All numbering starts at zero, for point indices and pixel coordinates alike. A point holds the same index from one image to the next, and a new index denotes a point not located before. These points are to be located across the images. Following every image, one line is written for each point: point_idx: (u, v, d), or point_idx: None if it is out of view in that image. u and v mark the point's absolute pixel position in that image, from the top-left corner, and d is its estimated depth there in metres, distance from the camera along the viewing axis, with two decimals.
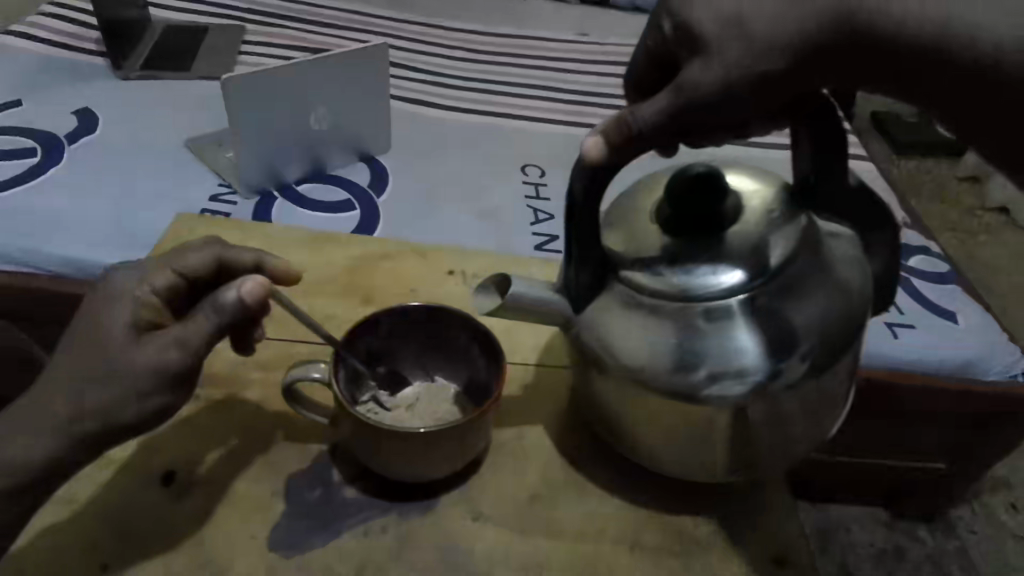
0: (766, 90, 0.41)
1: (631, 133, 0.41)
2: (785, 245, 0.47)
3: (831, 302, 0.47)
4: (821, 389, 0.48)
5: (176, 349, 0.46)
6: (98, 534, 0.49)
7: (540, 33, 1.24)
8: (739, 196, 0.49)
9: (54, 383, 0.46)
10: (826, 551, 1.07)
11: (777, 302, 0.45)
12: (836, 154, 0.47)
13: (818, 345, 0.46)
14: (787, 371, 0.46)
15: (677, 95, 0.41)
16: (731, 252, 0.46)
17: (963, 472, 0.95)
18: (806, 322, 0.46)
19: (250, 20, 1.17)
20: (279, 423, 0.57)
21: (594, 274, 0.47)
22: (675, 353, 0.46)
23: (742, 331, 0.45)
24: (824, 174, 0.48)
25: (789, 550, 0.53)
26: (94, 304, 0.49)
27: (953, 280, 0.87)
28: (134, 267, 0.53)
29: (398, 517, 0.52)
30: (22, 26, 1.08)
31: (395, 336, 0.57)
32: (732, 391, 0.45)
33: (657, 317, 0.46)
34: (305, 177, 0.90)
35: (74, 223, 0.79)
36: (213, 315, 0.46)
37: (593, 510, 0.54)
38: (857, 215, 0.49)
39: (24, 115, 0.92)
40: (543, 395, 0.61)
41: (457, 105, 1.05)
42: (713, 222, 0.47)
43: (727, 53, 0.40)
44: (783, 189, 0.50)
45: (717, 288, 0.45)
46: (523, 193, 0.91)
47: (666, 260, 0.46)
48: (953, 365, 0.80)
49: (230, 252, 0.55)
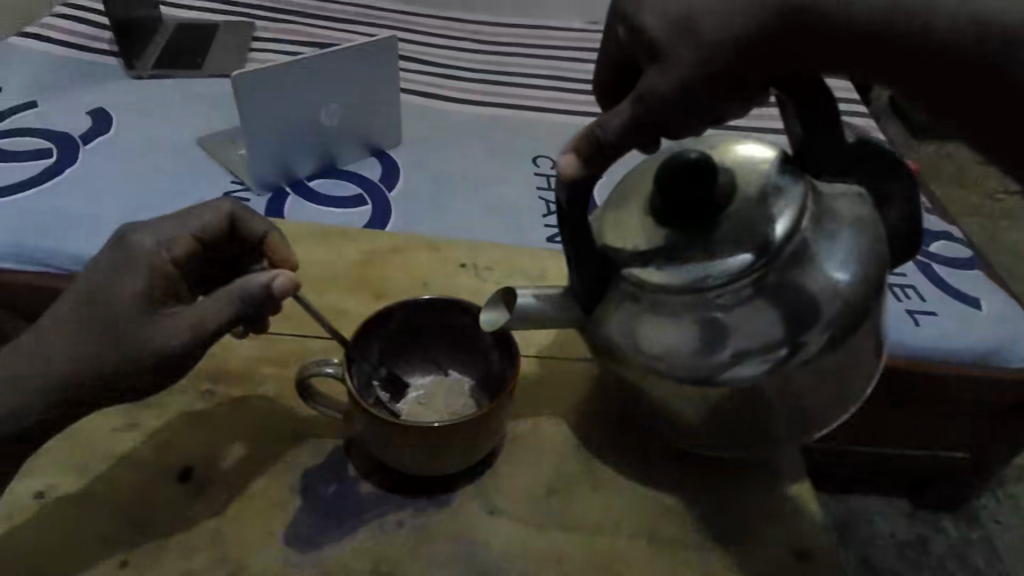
0: (730, 82, 0.41)
1: (603, 143, 0.41)
2: (787, 217, 0.44)
3: (846, 269, 0.44)
4: (845, 359, 0.45)
5: (184, 330, 0.47)
6: (116, 530, 0.49)
7: (551, 23, 1.23)
8: (732, 173, 0.46)
9: (63, 343, 0.48)
10: (848, 543, 1.05)
11: (790, 274, 0.43)
12: (829, 120, 0.44)
13: (841, 309, 0.44)
14: (812, 341, 0.43)
15: (638, 100, 0.41)
16: (719, 238, 0.44)
17: (988, 461, 0.93)
18: (827, 288, 0.44)
19: (261, 16, 1.17)
20: (295, 418, 0.57)
21: (597, 276, 0.46)
22: (699, 334, 0.44)
23: (758, 310, 0.43)
24: (816, 142, 0.44)
25: (810, 543, 0.52)
26: (110, 266, 0.50)
27: (974, 265, 0.85)
28: (153, 225, 0.53)
29: (414, 512, 0.52)
30: (36, 28, 1.09)
31: (395, 331, 0.56)
32: (758, 367, 0.44)
33: (675, 312, 0.44)
34: (316, 172, 0.90)
35: (90, 222, 0.79)
36: (231, 301, 0.47)
37: (610, 504, 0.53)
38: (866, 170, 0.47)
39: (40, 116, 0.93)
40: (557, 388, 0.61)
41: (467, 97, 1.04)
42: (706, 207, 0.45)
43: (681, 59, 0.41)
44: (777, 159, 0.47)
45: (725, 269, 0.43)
46: (535, 185, 0.91)
47: (666, 254, 0.45)
48: (976, 355, 0.78)
49: (242, 215, 0.56)
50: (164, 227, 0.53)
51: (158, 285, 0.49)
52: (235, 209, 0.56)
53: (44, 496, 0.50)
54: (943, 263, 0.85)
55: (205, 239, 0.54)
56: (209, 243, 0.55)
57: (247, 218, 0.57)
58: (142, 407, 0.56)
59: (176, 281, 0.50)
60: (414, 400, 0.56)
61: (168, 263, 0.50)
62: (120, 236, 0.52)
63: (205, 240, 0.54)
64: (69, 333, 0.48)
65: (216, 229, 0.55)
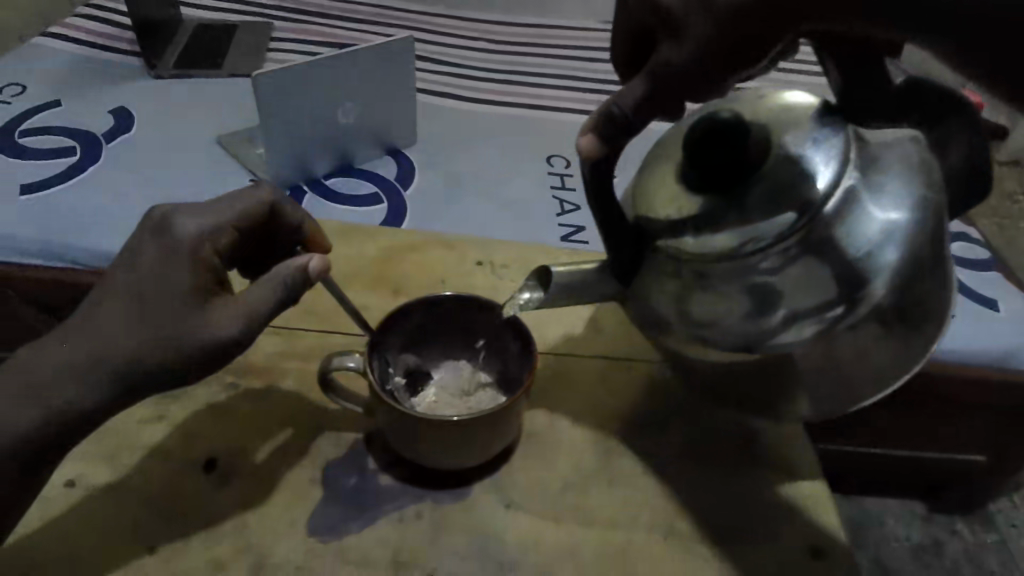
0: (750, 44, 0.41)
1: (620, 121, 0.41)
2: (828, 169, 0.43)
3: (896, 213, 0.43)
4: (911, 305, 0.44)
5: (230, 322, 0.48)
6: (143, 520, 0.50)
7: (565, 23, 1.23)
8: (766, 128, 0.45)
9: (100, 329, 0.47)
10: (861, 546, 1.05)
11: (836, 230, 0.43)
12: (874, 65, 0.43)
13: (900, 261, 0.43)
14: (868, 298, 0.43)
15: (653, 74, 0.41)
16: (754, 202, 0.44)
17: (1006, 462, 0.92)
18: (877, 240, 0.43)
19: (279, 17, 1.19)
20: (316, 412, 0.58)
21: (632, 253, 0.47)
22: (750, 299, 0.44)
23: (808, 271, 0.43)
24: (861, 89, 0.44)
25: (825, 540, 0.52)
26: (152, 257, 0.49)
27: (993, 267, 0.84)
28: (187, 211, 0.53)
29: (433, 504, 0.52)
30: (60, 28, 1.11)
31: (420, 318, 0.57)
32: (809, 330, 0.44)
33: (721, 282, 0.44)
34: (333, 171, 0.91)
35: (113, 219, 0.81)
36: (276, 290, 0.49)
37: (625, 499, 0.54)
38: (918, 111, 0.44)
39: (64, 115, 0.94)
40: (573, 384, 0.61)
41: (482, 96, 1.05)
42: (737, 169, 0.44)
43: (695, 29, 0.41)
44: (819, 106, 0.46)
45: (769, 230, 0.43)
46: (549, 184, 0.91)
47: (702, 221, 0.45)
48: (993, 356, 0.77)
49: (285, 203, 0.58)
50: (202, 215, 0.53)
51: (204, 276, 0.49)
52: (276, 198, 0.57)
53: (75, 485, 0.52)
54: (961, 264, 0.84)
55: (243, 226, 0.56)
56: (247, 229, 0.56)
57: (286, 207, 0.58)
58: (168, 399, 0.57)
59: (218, 270, 0.51)
60: (433, 395, 0.58)
61: (212, 253, 0.51)
62: (158, 220, 0.51)
63: (242, 228, 0.56)
64: (112, 319, 0.47)
65: (255, 217, 0.56)
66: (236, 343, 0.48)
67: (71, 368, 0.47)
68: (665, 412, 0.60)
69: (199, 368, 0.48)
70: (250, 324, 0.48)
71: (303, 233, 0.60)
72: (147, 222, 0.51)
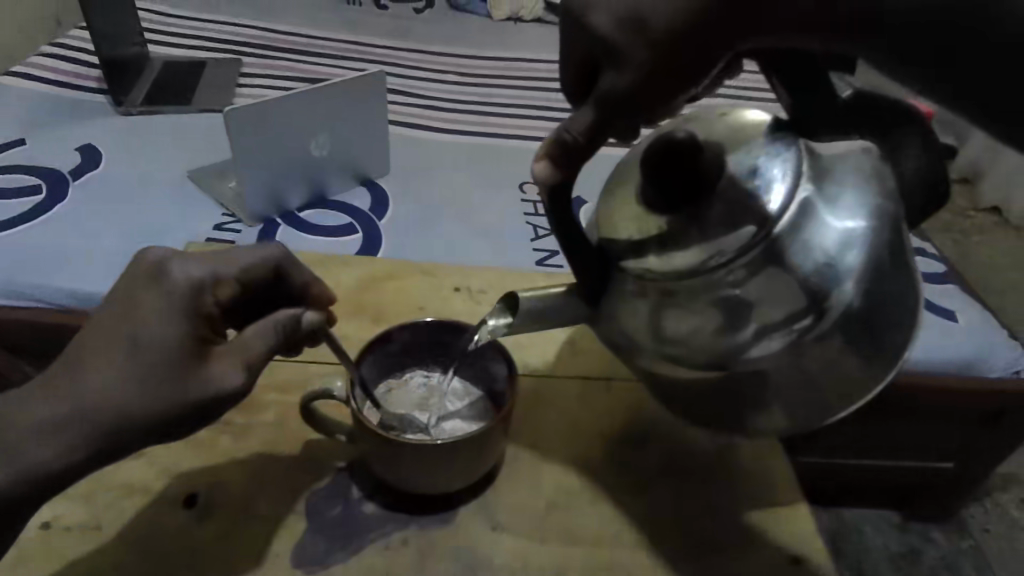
0: (690, 66, 0.43)
1: (570, 148, 0.43)
2: (784, 183, 0.45)
3: (854, 222, 0.45)
4: (874, 313, 0.45)
5: (239, 371, 0.47)
6: (120, 559, 0.49)
7: (533, 55, 1.27)
8: (720, 146, 0.48)
9: (84, 381, 0.45)
10: (842, 555, 1.07)
11: (797, 242, 0.44)
12: (818, 83, 0.47)
13: (860, 271, 0.44)
14: (832, 309, 0.44)
15: (601, 103, 0.43)
16: (713, 220, 0.45)
17: (970, 470, 0.95)
18: (836, 249, 0.44)
19: (249, 53, 1.20)
20: (297, 444, 0.57)
21: (599, 275, 0.48)
22: (721, 314, 0.45)
23: (771, 282, 0.44)
24: (809, 104, 0.47)
25: (803, 549, 0.53)
26: (147, 306, 0.46)
27: (950, 279, 0.88)
28: (180, 259, 0.50)
29: (418, 530, 0.52)
30: (23, 67, 1.10)
31: (401, 340, 0.57)
32: (777, 343, 0.44)
33: (688, 299, 0.45)
34: (307, 203, 0.91)
35: (84, 257, 0.80)
36: (270, 331, 0.48)
37: (608, 516, 0.54)
38: (869, 123, 0.47)
39: (29, 153, 0.93)
40: (553, 406, 0.62)
41: (454, 127, 1.07)
42: (695, 187, 0.46)
43: (635, 58, 0.42)
44: (771, 121, 0.49)
45: (730, 246, 0.44)
46: (522, 210, 0.93)
47: (664, 241, 0.46)
48: (953, 364, 0.81)
49: (288, 261, 0.57)
50: (201, 262, 0.51)
51: (201, 326, 0.47)
52: (282, 254, 0.57)
53: (50, 526, 0.50)
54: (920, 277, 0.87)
55: (246, 279, 0.55)
56: (249, 282, 0.55)
57: (292, 266, 0.58)
58: None
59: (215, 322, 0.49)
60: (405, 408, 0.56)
61: (211, 304, 0.49)
62: (154, 268, 0.48)
63: (248, 280, 0.55)
64: (95, 372, 0.45)
65: (261, 270, 0.56)
66: (238, 392, 0.47)
67: (57, 427, 0.44)
68: (645, 426, 0.61)
69: (187, 419, 0.46)
70: (251, 367, 0.47)
71: (315, 296, 0.59)
72: (141, 265, 0.49)
